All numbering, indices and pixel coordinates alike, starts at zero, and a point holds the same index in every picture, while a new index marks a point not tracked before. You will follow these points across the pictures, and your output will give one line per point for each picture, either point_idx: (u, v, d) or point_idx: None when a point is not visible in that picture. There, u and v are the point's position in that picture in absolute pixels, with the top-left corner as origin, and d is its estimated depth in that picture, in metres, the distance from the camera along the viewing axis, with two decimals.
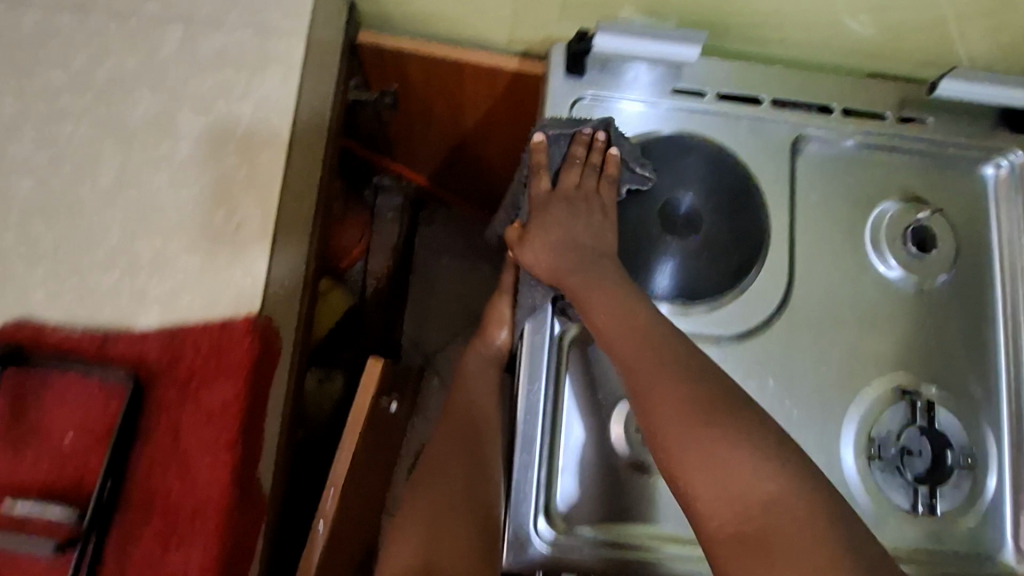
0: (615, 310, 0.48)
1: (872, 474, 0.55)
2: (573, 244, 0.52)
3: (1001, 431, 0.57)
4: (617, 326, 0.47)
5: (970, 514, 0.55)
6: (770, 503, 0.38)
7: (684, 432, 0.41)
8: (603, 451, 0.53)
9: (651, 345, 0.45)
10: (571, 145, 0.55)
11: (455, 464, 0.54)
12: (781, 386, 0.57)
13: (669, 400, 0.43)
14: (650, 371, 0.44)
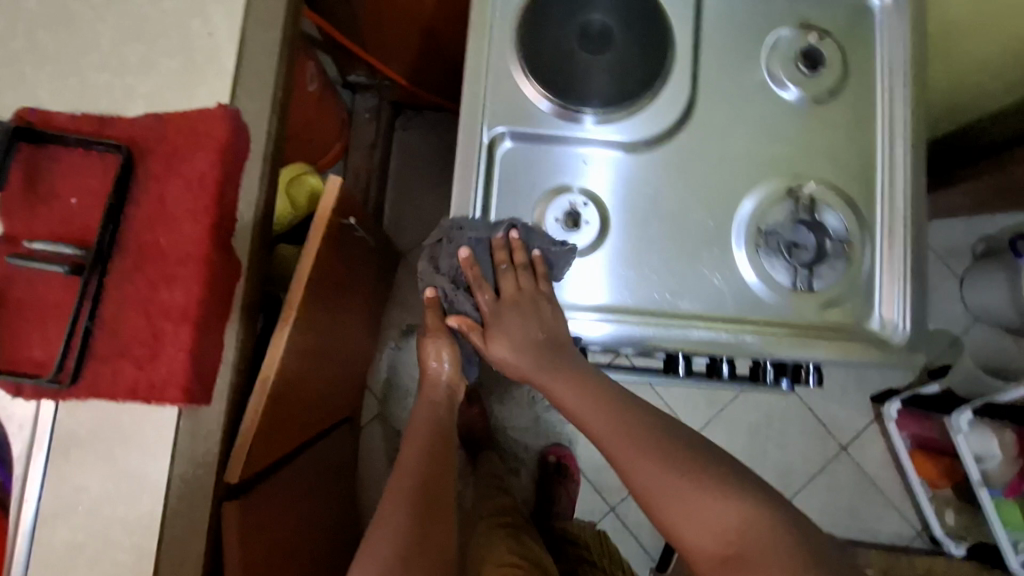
0: (588, 397, 0.62)
1: (759, 258, 0.66)
2: (530, 344, 0.64)
3: (874, 224, 0.66)
4: (595, 412, 0.62)
5: (839, 288, 0.65)
6: (741, 530, 0.55)
7: (661, 480, 0.57)
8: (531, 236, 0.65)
9: (623, 422, 0.61)
10: (485, 252, 0.64)
11: (418, 486, 0.62)
12: (684, 187, 0.66)
13: (649, 463, 0.58)
14: (628, 445, 0.59)
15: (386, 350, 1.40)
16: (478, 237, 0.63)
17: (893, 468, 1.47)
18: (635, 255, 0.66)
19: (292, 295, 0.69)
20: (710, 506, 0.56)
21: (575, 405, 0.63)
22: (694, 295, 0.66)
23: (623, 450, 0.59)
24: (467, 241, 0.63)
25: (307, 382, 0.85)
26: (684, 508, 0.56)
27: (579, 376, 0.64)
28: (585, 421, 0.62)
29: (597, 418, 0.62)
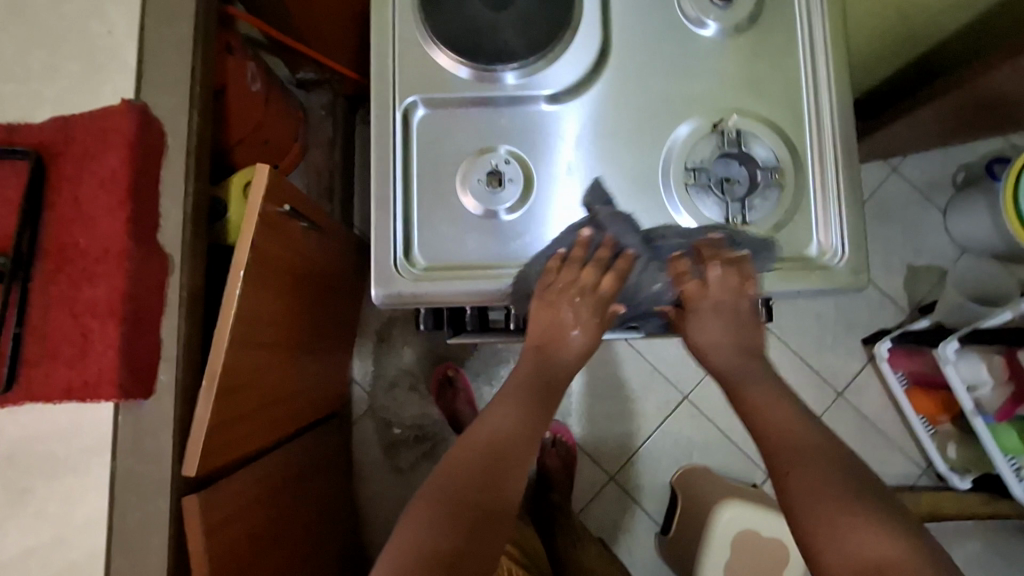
0: (769, 402, 0.64)
1: (691, 196, 0.64)
2: (719, 340, 0.67)
3: (804, 150, 0.65)
4: (769, 416, 0.63)
5: (774, 219, 0.64)
6: (896, 567, 0.51)
7: (818, 504, 0.56)
8: (457, 202, 0.64)
9: (789, 433, 0.61)
10: (695, 250, 0.64)
11: (484, 457, 0.62)
12: (609, 132, 0.65)
13: (804, 472, 0.58)
14: (787, 450, 0.60)
15: (369, 342, 1.43)
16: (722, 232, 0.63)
17: (892, 408, 1.45)
18: (564, 207, 0.64)
19: (230, 289, 0.69)
20: (861, 537, 0.53)
21: (763, 415, 0.63)
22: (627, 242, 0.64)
23: (782, 455, 0.60)
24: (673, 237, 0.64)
25: (275, 375, 0.85)
26: (830, 531, 0.54)
27: (762, 389, 0.65)
28: (756, 422, 0.63)
29: (776, 426, 0.62)
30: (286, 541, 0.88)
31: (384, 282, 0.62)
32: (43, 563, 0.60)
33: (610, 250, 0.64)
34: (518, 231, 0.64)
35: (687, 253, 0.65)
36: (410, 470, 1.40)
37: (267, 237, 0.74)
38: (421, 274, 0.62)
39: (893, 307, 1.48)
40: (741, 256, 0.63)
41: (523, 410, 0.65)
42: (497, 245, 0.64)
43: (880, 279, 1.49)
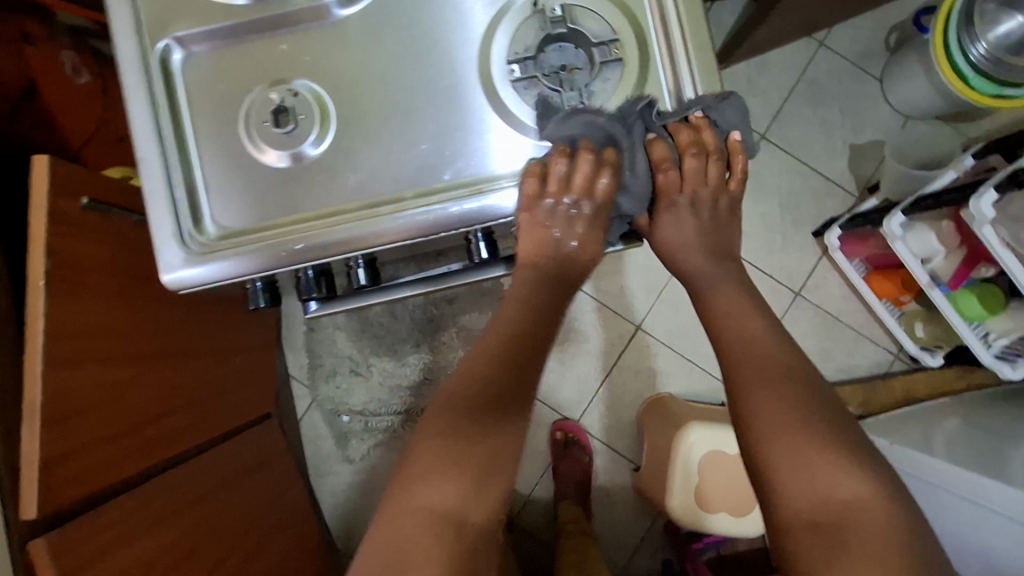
0: (737, 318, 0.62)
1: (520, 94, 0.55)
2: (691, 241, 0.62)
3: (644, 18, 0.56)
4: (739, 336, 0.61)
5: (618, 103, 0.55)
6: (851, 505, 0.54)
7: (785, 427, 0.57)
8: (256, 152, 0.55)
9: (764, 357, 0.60)
10: (671, 134, 0.55)
11: (474, 394, 0.57)
12: (412, 39, 0.55)
13: (777, 398, 0.58)
14: (753, 375, 0.59)
15: (299, 334, 1.35)
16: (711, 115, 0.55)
17: (853, 299, 1.38)
18: (380, 136, 0.55)
19: (31, 307, 0.60)
20: (829, 467, 0.55)
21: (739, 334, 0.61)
22: (635, 108, 0.54)
23: (751, 376, 0.59)
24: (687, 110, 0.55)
25: (150, 388, 0.78)
26: (791, 465, 0.56)
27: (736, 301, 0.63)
28: (726, 334, 0.62)
29: (751, 342, 0.61)
30: (217, 543, 0.86)
31: (171, 261, 0.53)
32: None
33: (593, 137, 0.54)
34: (323, 174, 0.55)
35: (663, 138, 0.55)
36: (364, 458, 1.34)
37: (72, 241, 0.65)
38: (214, 242, 0.54)
39: (840, 193, 1.39)
40: (696, 120, 0.55)
41: (528, 316, 0.60)
42: (300, 194, 0.55)
43: (824, 166, 1.39)
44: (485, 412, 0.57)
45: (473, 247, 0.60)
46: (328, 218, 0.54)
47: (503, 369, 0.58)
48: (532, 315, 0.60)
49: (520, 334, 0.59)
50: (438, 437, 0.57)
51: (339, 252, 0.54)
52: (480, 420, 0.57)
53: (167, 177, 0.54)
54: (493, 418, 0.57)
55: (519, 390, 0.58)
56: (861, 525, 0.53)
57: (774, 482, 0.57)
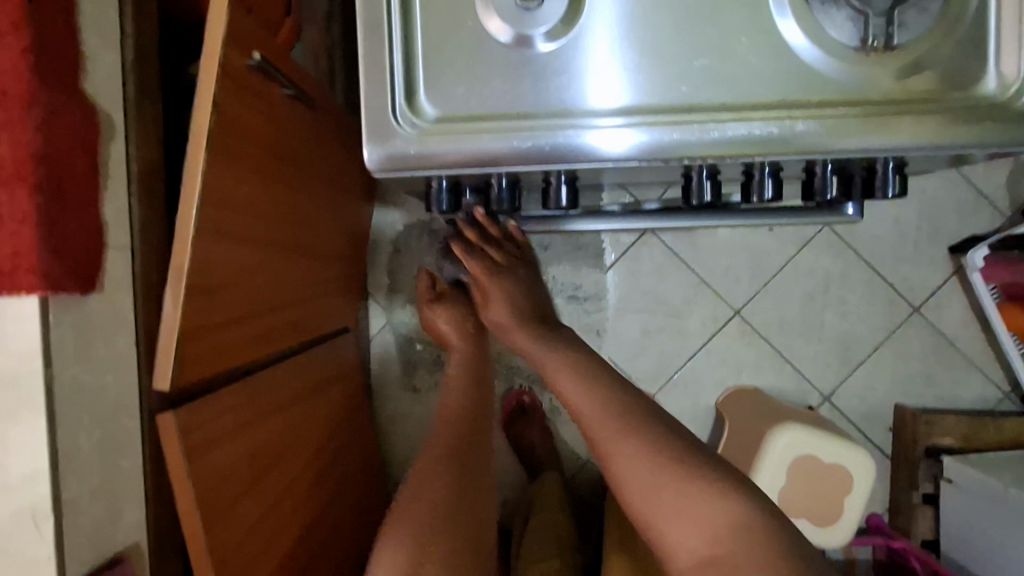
0: (585, 393, 0.74)
1: (811, 8, 0.47)
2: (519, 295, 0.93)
3: None
4: (590, 401, 0.73)
5: (929, 43, 0.48)
6: (720, 532, 0.63)
7: (629, 461, 0.69)
8: (483, 29, 0.49)
9: (597, 417, 0.72)
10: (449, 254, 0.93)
11: (447, 457, 0.78)
12: None
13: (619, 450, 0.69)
14: (617, 438, 0.70)
15: (384, 253, 1.29)
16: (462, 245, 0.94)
17: (975, 326, 1.27)
18: (630, 36, 0.49)
19: (194, 160, 0.54)
20: (693, 508, 0.64)
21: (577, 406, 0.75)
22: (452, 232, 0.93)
23: (610, 443, 0.70)
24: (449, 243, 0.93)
25: (274, 278, 0.74)
26: (665, 513, 0.66)
27: (572, 369, 0.77)
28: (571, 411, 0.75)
29: (585, 409, 0.73)
30: (305, 446, 0.83)
31: (380, 137, 0.50)
32: None
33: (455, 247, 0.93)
34: (559, 67, 0.49)
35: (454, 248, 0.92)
36: (429, 390, 1.30)
37: (233, 99, 0.58)
38: (427, 126, 0.50)
39: (988, 209, 1.26)
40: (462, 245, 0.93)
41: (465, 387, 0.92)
42: (526, 88, 0.49)
43: (978, 179, 1.25)
44: (474, 456, 0.80)
45: (695, 184, 0.57)
46: (561, 120, 0.49)
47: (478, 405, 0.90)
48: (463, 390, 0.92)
49: (458, 443, 0.81)
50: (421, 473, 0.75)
51: (560, 159, 0.50)
52: (468, 469, 0.78)
53: (387, 43, 0.49)
54: (459, 500, 0.74)
55: (473, 472, 0.78)
56: (740, 553, 0.61)
57: (654, 524, 0.66)
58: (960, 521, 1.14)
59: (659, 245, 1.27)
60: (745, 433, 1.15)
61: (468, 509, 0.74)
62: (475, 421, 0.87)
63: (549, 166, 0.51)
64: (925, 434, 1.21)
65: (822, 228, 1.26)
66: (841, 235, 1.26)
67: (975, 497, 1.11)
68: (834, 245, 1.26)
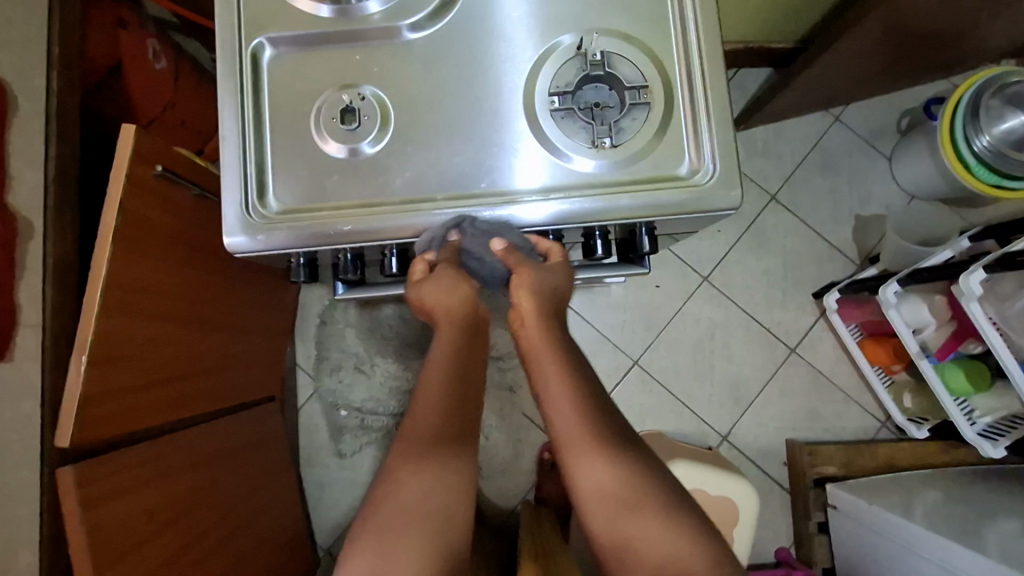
0: (576, 405, 0.60)
1: (554, 122, 0.63)
2: (548, 299, 0.62)
3: (672, 68, 0.63)
4: (572, 416, 0.60)
5: (645, 139, 0.62)
6: None
7: (597, 476, 0.59)
8: (319, 146, 0.63)
9: (582, 438, 0.60)
10: (444, 244, 0.61)
11: (423, 445, 0.59)
12: (464, 64, 0.64)
13: (585, 460, 0.59)
14: (594, 468, 0.59)
15: (312, 326, 1.40)
16: (468, 232, 0.60)
17: (846, 362, 1.42)
18: (428, 144, 0.63)
19: (100, 250, 0.67)
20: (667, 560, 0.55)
21: (550, 407, 0.61)
22: (433, 234, 0.61)
23: (586, 468, 0.59)
24: (430, 236, 0.61)
25: (181, 351, 0.84)
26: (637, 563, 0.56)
27: (560, 369, 0.61)
28: (552, 418, 0.61)
29: (566, 424, 0.61)
30: (212, 505, 0.89)
31: (232, 227, 0.61)
32: None
33: (457, 250, 0.60)
34: (376, 169, 0.63)
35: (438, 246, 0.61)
36: (354, 455, 1.37)
37: (136, 200, 0.71)
38: (274, 215, 0.62)
39: (842, 259, 1.44)
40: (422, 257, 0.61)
41: (457, 355, 0.62)
42: (352, 185, 0.63)
43: (829, 233, 1.45)
44: (455, 454, 0.60)
45: None
46: (377, 207, 0.62)
47: (469, 367, 0.62)
48: (456, 356, 0.62)
49: (434, 423, 0.60)
50: (385, 496, 0.57)
51: (379, 237, 0.62)
52: (439, 465, 0.59)
53: (240, 154, 0.62)
54: (437, 510, 0.57)
55: (450, 454, 0.60)
56: None
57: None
58: (848, 544, 1.23)
59: None
60: None
61: (449, 515, 0.58)
62: (469, 375, 0.62)
63: (372, 242, 0.63)
64: (810, 465, 1.33)
65: (702, 283, 1.43)
66: (718, 287, 1.43)
67: (854, 519, 1.21)
68: (713, 296, 1.43)
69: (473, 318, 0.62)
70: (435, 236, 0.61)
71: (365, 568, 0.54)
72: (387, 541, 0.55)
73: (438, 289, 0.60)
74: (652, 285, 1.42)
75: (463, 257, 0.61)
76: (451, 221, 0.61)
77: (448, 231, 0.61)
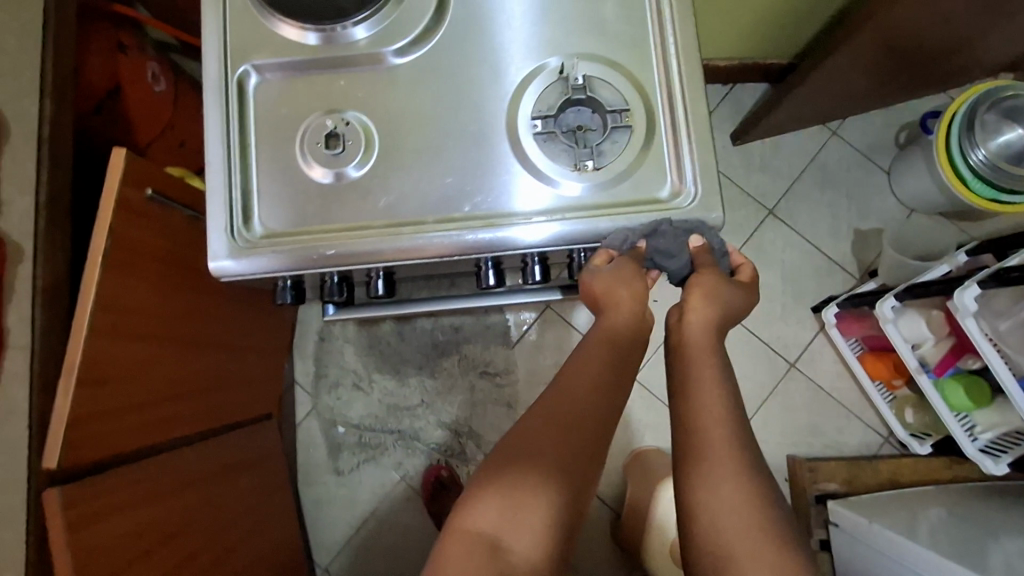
0: (721, 418, 0.57)
1: (537, 145, 0.63)
2: (732, 315, 0.60)
3: (653, 91, 0.64)
4: (718, 428, 0.56)
5: (627, 161, 0.62)
6: None
7: (729, 503, 0.54)
8: (305, 171, 0.64)
9: (721, 453, 0.56)
10: (631, 244, 0.60)
11: (557, 424, 0.57)
12: (447, 89, 0.65)
13: (720, 484, 0.54)
14: (725, 495, 0.54)
15: (310, 343, 1.40)
16: (659, 236, 0.60)
17: (847, 377, 1.41)
18: (411, 169, 0.64)
19: (90, 274, 0.68)
20: None
21: (697, 406, 0.58)
22: (623, 235, 0.60)
23: (718, 491, 0.54)
24: (621, 237, 0.60)
25: (173, 371, 0.84)
26: None
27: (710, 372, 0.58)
28: (693, 420, 0.57)
29: (707, 431, 0.57)
30: (204, 525, 0.89)
31: (218, 251, 0.62)
32: None
33: (643, 252, 0.60)
34: (359, 193, 0.64)
35: (625, 248, 0.60)
36: (352, 471, 1.37)
37: (127, 223, 0.72)
38: (257, 239, 0.63)
39: (841, 273, 1.44)
40: (603, 253, 0.60)
41: (612, 346, 0.59)
42: (336, 209, 0.64)
43: (828, 247, 1.45)
44: (588, 437, 0.57)
45: (483, 273, 0.68)
46: (361, 231, 0.63)
47: (628, 357, 0.60)
48: (609, 343, 0.59)
49: (575, 403, 0.58)
50: (519, 458, 0.56)
51: (364, 260, 0.63)
52: (572, 447, 0.57)
53: (226, 180, 0.63)
54: (557, 489, 0.55)
55: (587, 440, 0.57)
56: None
57: None
58: (850, 563, 1.21)
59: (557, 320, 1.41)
60: (643, 488, 1.26)
61: (572, 494, 0.56)
62: (623, 364, 0.60)
63: (356, 266, 0.63)
64: (811, 481, 1.33)
65: None
66: None
67: (855, 538, 1.19)
68: None
69: (639, 320, 0.60)
70: (625, 236, 0.60)
71: (492, 520, 0.54)
72: (512, 505, 0.55)
73: (624, 288, 0.58)
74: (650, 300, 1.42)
75: (651, 258, 0.60)
76: (644, 227, 0.60)
77: (639, 237, 0.60)
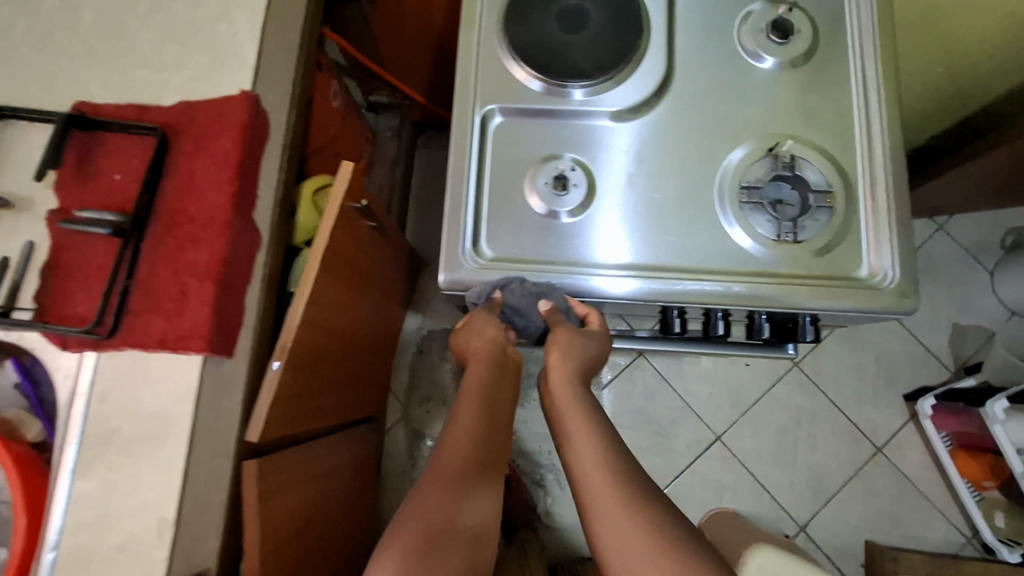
0: (601, 455, 0.56)
1: (743, 212, 0.69)
2: (581, 360, 0.62)
3: (856, 178, 0.70)
4: (596, 468, 0.56)
5: (826, 238, 0.68)
6: None
7: (621, 530, 0.52)
8: (528, 205, 0.71)
9: (603, 485, 0.55)
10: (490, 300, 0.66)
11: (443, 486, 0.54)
12: (663, 150, 0.72)
13: (613, 519, 0.53)
14: (618, 523, 0.53)
15: (409, 354, 1.46)
16: (512, 293, 0.65)
17: (934, 470, 1.40)
18: (624, 218, 0.70)
19: (311, 269, 0.75)
20: None
21: (570, 449, 0.58)
22: (485, 290, 0.66)
23: (609, 520, 0.53)
24: (477, 292, 0.67)
25: (335, 365, 0.91)
26: None
27: (585, 417, 0.59)
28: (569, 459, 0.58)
29: (592, 465, 0.56)
30: (330, 516, 0.93)
31: (451, 266, 0.68)
32: (105, 532, 0.59)
33: (504, 306, 0.65)
34: (574, 233, 0.70)
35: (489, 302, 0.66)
36: None
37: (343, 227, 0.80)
38: (486, 263, 0.69)
39: (936, 364, 1.44)
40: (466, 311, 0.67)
41: (487, 398, 0.60)
42: (554, 244, 0.70)
43: (926, 338, 1.46)
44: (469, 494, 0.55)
45: (670, 320, 0.73)
46: (573, 266, 0.69)
47: (498, 411, 0.61)
48: (477, 399, 0.60)
49: (461, 457, 0.56)
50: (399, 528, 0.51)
51: (574, 294, 0.68)
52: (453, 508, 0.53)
53: (461, 205, 0.70)
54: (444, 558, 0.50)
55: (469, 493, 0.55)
56: None
57: None
58: None
59: (649, 368, 1.44)
60: None
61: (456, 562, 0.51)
62: (494, 416, 0.61)
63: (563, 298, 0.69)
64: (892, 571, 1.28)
65: (793, 368, 1.44)
66: (809, 374, 1.44)
67: None
68: (803, 382, 1.44)
69: (503, 367, 0.63)
70: (479, 292, 0.67)
71: None
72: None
73: (472, 337, 0.63)
74: (744, 363, 1.44)
75: (505, 315, 0.66)
76: (496, 282, 0.66)
77: (492, 291, 0.66)
